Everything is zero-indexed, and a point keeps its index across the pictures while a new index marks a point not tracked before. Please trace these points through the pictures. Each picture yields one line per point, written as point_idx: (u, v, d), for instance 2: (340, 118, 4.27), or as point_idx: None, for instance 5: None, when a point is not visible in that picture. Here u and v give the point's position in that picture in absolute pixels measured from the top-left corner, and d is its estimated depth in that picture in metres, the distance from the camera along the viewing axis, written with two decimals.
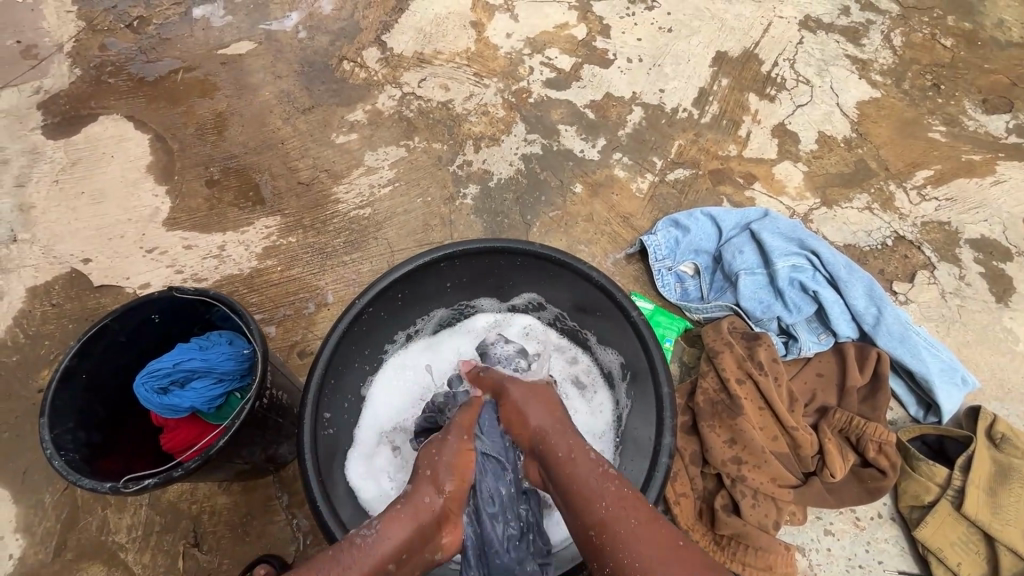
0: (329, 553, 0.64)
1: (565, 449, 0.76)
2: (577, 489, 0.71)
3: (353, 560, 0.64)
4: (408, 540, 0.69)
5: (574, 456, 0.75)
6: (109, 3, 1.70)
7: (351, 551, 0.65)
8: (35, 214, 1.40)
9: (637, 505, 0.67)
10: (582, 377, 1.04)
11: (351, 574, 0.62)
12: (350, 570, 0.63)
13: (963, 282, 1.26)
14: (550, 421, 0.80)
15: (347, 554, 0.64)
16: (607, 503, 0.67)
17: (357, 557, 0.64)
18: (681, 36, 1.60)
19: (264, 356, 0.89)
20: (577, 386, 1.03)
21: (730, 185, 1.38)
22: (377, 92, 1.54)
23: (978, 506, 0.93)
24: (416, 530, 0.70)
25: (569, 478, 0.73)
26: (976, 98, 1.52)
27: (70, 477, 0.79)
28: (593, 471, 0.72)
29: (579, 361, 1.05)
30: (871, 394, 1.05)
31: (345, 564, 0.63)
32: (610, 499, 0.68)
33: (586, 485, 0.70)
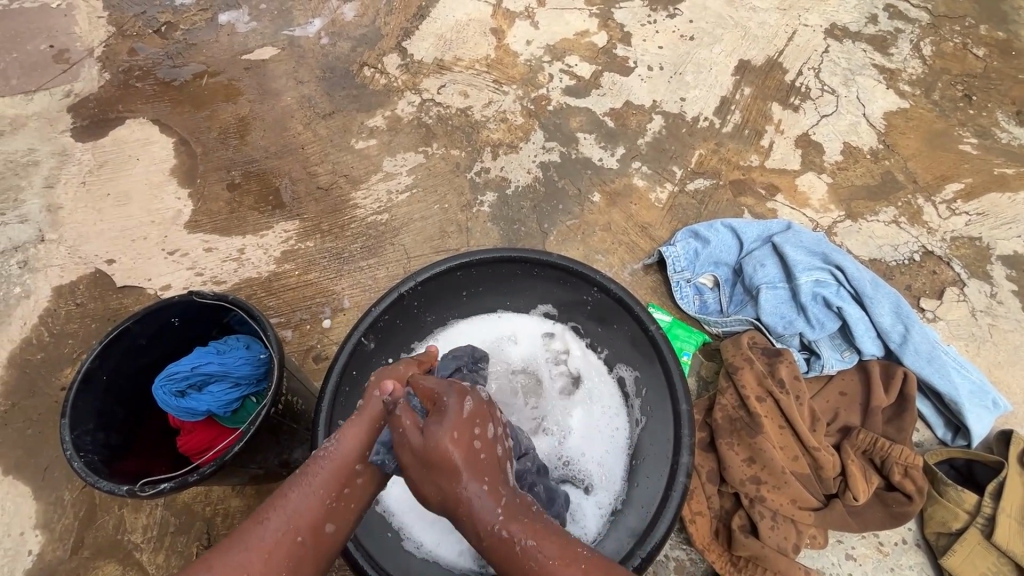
0: (298, 473, 0.65)
1: (477, 511, 0.60)
2: (502, 563, 0.59)
3: (321, 471, 0.65)
4: (370, 444, 0.68)
5: (489, 510, 0.60)
6: (138, 9, 1.74)
7: (318, 465, 0.66)
8: (62, 214, 1.43)
9: (573, 575, 0.57)
10: (605, 395, 1.00)
11: (318, 492, 0.64)
12: (316, 489, 0.64)
13: (995, 300, 1.21)
14: (463, 471, 0.60)
15: (311, 474, 0.65)
16: (540, 563, 0.58)
17: (322, 470, 0.66)
18: (703, 44, 1.58)
19: (280, 361, 0.90)
20: (598, 404, 0.99)
21: (751, 196, 1.35)
22: (397, 98, 1.54)
23: (1009, 534, 0.90)
24: (377, 431, 0.69)
25: (488, 548, 0.60)
26: (1009, 109, 1.47)
27: (88, 479, 0.80)
28: (518, 544, 0.59)
29: (603, 378, 1.01)
30: (897, 415, 1.01)
31: (309, 484, 0.65)
32: (538, 570, 0.58)
33: (510, 555, 0.59)
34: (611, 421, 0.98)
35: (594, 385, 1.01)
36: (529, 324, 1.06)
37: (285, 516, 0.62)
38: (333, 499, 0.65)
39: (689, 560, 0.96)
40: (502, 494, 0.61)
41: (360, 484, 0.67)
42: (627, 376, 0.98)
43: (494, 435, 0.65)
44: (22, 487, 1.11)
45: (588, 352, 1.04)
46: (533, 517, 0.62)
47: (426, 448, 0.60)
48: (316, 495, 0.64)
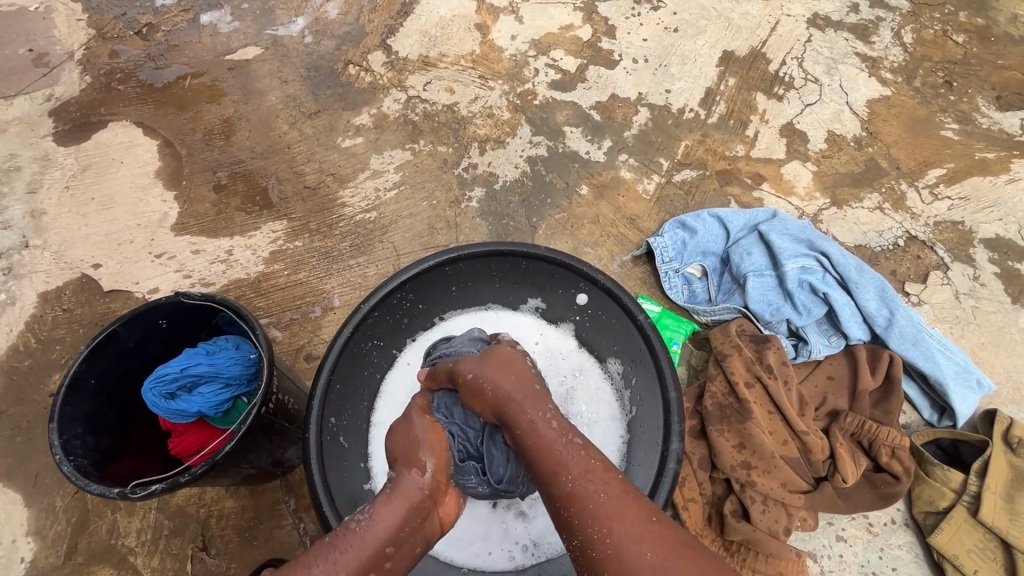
0: (327, 546, 0.64)
1: (527, 406, 0.72)
2: (538, 453, 0.68)
3: (348, 549, 0.64)
4: (401, 525, 0.67)
5: (537, 413, 0.71)
6: (119, 11, 1.72)
7: (347, 540, 0.65)
8: (46, 220, 1.41)
9: (609, 481, 0.63)
10: (596, 404, 0.97)
11: (345, 571, 0.62)
12: (341, 567, 0.63)
13: (978, 283, 1.23)
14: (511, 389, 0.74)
15: (339, 550, 0.64)
16: (578, 463, 0.65)
17: (350, 547, 0.64)
18: (686, 36, 1.59)
19: (270, 360, 0.89)
20: (587, 414, 0.97)
21: (737, 186, 1.36)
22: (382, 95, 1.54)
23: (995, 512, 0.91)
24: (410, 514, 0.69)
25: (535, 442, 0.69)
26: (989, 95, 1.49)
27: (79, 483, 0.79)
28: (560, 440, 0.68)
29: (601, 388, 0.98)
30: (884, 397, 1.03)
31: (336, 561, 0.63)
32: (575, 474, 0.64)
33: (550, 448, 0.67)
34: (601, 431, 0.95)
35: (586, 395, 0.98)
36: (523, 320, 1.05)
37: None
38: None
39: None
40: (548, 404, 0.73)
41: (386, 568, 0.65)
42: (621, 379, 0.96)
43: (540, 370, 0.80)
44: (13, 495, 1.10)
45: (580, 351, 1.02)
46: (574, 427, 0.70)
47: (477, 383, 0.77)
48: (340, 575, 0.62)
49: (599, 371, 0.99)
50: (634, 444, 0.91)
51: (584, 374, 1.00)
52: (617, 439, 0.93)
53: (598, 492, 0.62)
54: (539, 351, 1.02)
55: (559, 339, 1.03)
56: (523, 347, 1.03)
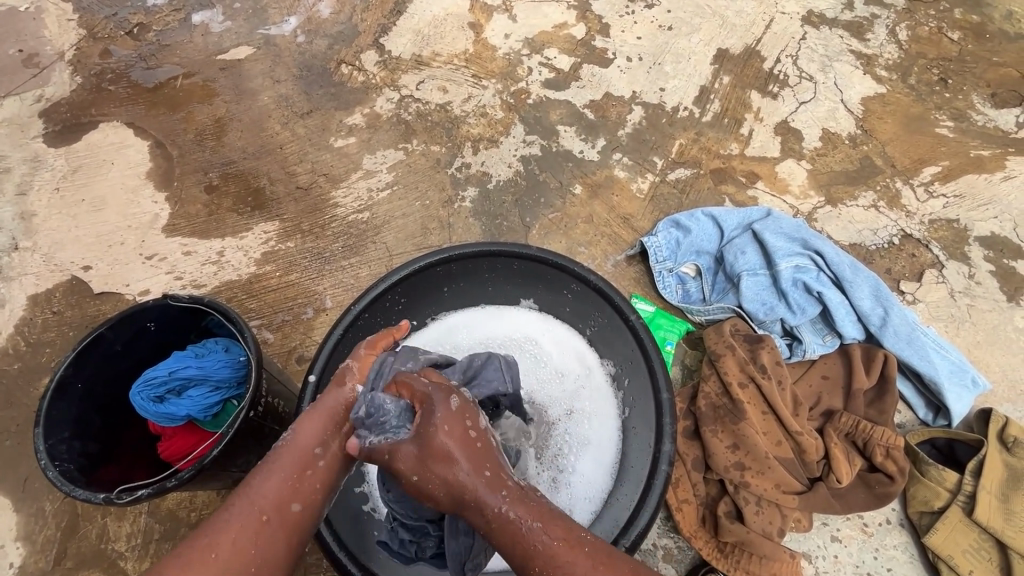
0: (260, 463, 0.68)
1: (484, 495, 0.61)
2: (506, 545, 0.60)
3: (280, 461, 0.68)
4: (326, 431, 0.71)
5: (493, 498, 0.61)
6: (109, 11, 1.71)
7: (276, 454, 0.69)
8: (36, 222, 1.40)
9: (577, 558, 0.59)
10: (596, 401, 0.96)
11: (278, 475, 0.66)
12: (277, 473, 0.67)
13: (973, 281, 1.23)
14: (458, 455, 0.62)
15: (271, 461, 0.68)
16: (545, 544, 0.59)
17: (281, 456, 0.69)
18: (681, 34, 1.58)
19: (258, 363, 0.89)
20: (589, 409, 0.96)
21: (731, 184, 1.36)
22: (375, 95, 1.53)
23: (990, 512, 0.91)
24: (334, 423, 0.72)
25: (495, 530, 0.60)
26: (984, 92, 1.49)
27: (64, 488, 0.78)
28: (525, 523, 0.60)
29: (601, 385, 0.97)
30: (878, 397, 1.02)
31: (272, 471, 0.67)
32: (543, 561, 0.59)
33: (516, 538, 0.60)
34: (600, 427, 0.94)
35: (585, 390, 0.97)
36: (522, 316, 1.04)
37: (249, 500, 0.64)
38: (294, 481, 0.67)
39: (677, 548, 0.97)
40: (503, 484, 0.62)
41: (321, 468, 0.69)
42: (615, 379, 0.96)
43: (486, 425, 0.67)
44: (2, 499, 1.09)
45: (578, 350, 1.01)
46: (535, 501, 0.62)
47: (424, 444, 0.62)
48: (276, 477, 0.66)
49: (597, 369, 0.98)
50: (628, 444, 0.90)
51: (586, 371, 0.99)
52: (614, 438, 0.92)
53: (567, 570, 0.58)
54: (544, 346, 1.02)
55: (558, 336, 1.02)
56: (528, 342, 1.02)
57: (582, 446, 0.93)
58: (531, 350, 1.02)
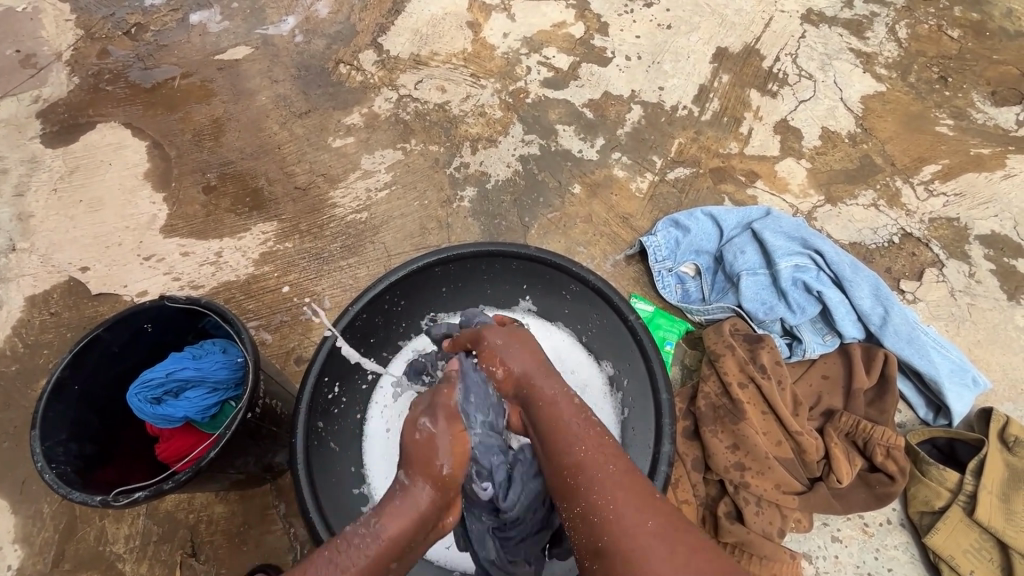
0: (324, 554, 0.59)
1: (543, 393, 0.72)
2: (547, 429, 0.68)
3: (350, 560, 0.58)
4: (410, 536, 0.62)
5: (551, 386, 0.72)
6: (107, 11, 1.70)
7: (347, 557, 0.59)
8: (33, 223, 1.40)
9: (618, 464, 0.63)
10: None
11: None
12: None
13: (973, 280, 1.22)
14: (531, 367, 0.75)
15: (338, 567, 0.58)
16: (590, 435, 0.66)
17: (352, 565, 0.58)
18: (680, 32, 1.57)
19: (256, 365, 0.88)
20: None
21: (731, 183, 1.35)
22: (373, 94, 1.53)
23: (991, 512, 0.90)
24: (420, 525, 0.62)
25: (544, 412, 0.70)
26: (984, 90, 1.48)
27: (61, 490, 0.78)
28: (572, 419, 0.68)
29: (599, 395, 0.94)
30: (879, 396, 1.02)
31: (337, 570, 0.58)
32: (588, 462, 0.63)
33: (558, 422, 0.68)
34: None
35: None
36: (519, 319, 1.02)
37: None
38: None
39: None
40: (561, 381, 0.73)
41: (391, 575, 0.61)
42: (614, 382, 0.94)
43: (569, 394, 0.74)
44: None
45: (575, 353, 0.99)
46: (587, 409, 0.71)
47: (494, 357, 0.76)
48: None
49: (596, 375, 0.96)
50: (626, 449, 0.89)
51: (583, 382, 0.96)
52: None
53: (603, 465, 0.63)
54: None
55: (556, 343, 1.00)
56: None
57: None
58: None
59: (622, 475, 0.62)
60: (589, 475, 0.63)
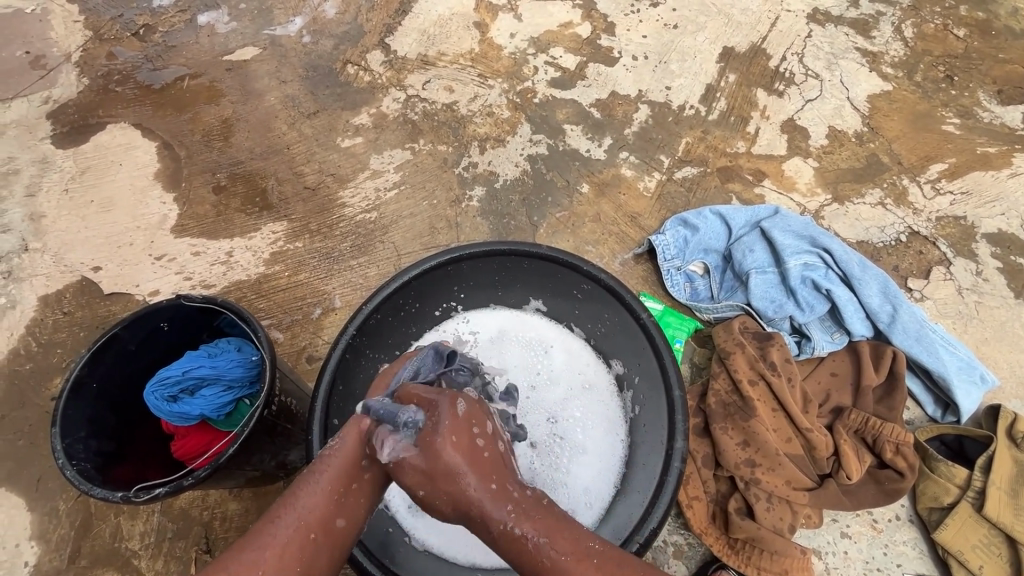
0: (305, 473, 0.62)
1: (491, 510, 0.57)
2: (514, 558, 0.57)
3: (328, 467, 0.62)
4: (375, 440, 0.65)
5: (500, 512, 0.57)
6: (115, 12, 1.71)
7: (324, 461, 0.63)
8: (45, 223, 1.41)
9: (588, 574, 0.56)
10: (597, 410, 0.97)
11: (322, 491, 0.61)
12: (322, 484, 0.61)
13: (980, 278, 1.23)
14: (470, 474, 0.58)
15: (319, 473, 0.62)
16: (552, 560, 0.56)
17: (330, 467, 0.62)
18: (686, 32, 1.58)
19: (272, 363, 0.89)
20: (576, 420, 0.97)
21: (739, 182, 1.36)
22: (382, 95, 1.53)
23: (999, 507, 0.91)
24: None
25: (502, 545, 0.57)
26: (990, 89, 1.49)
27: (82, 487, 0.79)
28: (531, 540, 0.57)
29: (605, 393, 0.98)
30: (887, 394, 1.03)
31: (318, 478, 0.62)
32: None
33: (524, 555, 0.57)
34: (603, 433, 0.95)
35: (582, 398, 0.98)
36: (530, 320, 1.06)
37: (295, 515, 0.59)
38: (340, 494, 0.61)
39: (688, 545, 0.97)
40: (511, 495, 0.59)
41: (367, 479, 0.63)
42: (622, 381, 0.97)
43: (493, 430, 0.64)
44: (15, 499, 1.10)
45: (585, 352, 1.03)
46: (546, 509, 0.60)
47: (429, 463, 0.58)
48: (322, 492, 0.61)
49: (603, 375, 1.00)
50: (637, 444, 0.91)
51: (590, 380, 1.00)
52: (620, 441, 0.93)
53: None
54: (552, 355, 1.03)
55: (565, 343, 1.04)
56: (530, 347, 1.04)
57: (581, 451, 0.94)
58: (534, 356, 1.03)
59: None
60: None
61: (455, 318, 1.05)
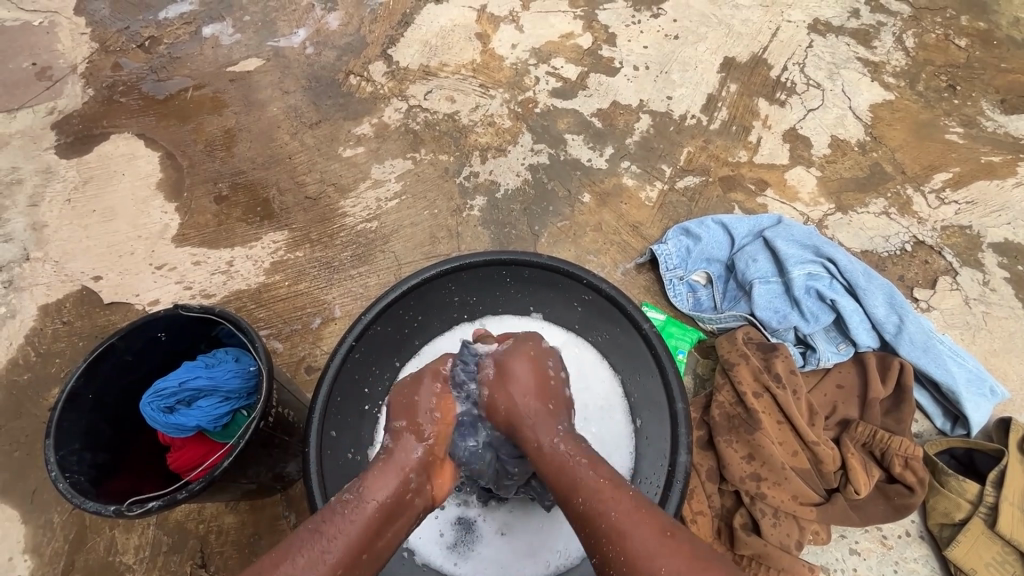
0: (315, 527, 0.60)
1: (540, 429, 0.69)
2: (553, 475, 0.66)
3: (341, 528, 0.60)
4: (398, 494, 0.65)
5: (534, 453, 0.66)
6: (121, 24, 1.73)
7: (336, 524, 0.60)
8: (47, 233, 1.41)
9: (620, 497, 0.61)
10: (604, 422, 0.93)
11: (335, 548, 0.59)
12: (335, 543, 0.59)
13: (988, 288, 1.21)
14: (531, 394, 0.72)
15: (329, 531, 0.60)
16: (592, 478, 0.63)
17: (342, 526, 0.60)
18: (687, 42, 1.58)
19: (269, 373, 0.88)
20: (590, 431, 0.92)
21: (741, 192, 1.35)
22: (383, 105, 1.54)
23: (1012, 523, 0.89)
24: (399, 489, 0.65)
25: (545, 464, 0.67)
26: (993, 98, 1.48)
27: (74, 500, 0.77)
28: (575, 459, 0.66)
29: (611, 403, 0.94)
30: (895, 406, 1.01)
31: (325, 544, 0.59)
32: (586, 495, 0.62)
33: (565, 471, 0.65)
34: (609, 445, 0.91)
35: (592, 407, 0.94)
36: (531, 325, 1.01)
37: (300, 570, 0.56)
38: (352, 560, 0.59)
39: None
40: (561, 425, 0.71)
41: (386, 540, 0.63)
42: (628, 392, 0.93)
43: (561, 378, 0.77)
44: (10, 511, 1.08)
45: (591, 359, 0.97)
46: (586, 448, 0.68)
47: (506, 368, 0.74)
48: (335, 552, 0.59)
49: (608, 384, 0.95)
50: (642, 458, 0.87)
51: (596, 389, 0.95)
52: (626, 455, 0.89)
53: (611, 503, 0.60)
54: (558, 361, 0.98)
55: (573, 350, 0.98)
56: None
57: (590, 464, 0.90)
58: None
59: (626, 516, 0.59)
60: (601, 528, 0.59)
61: (459, 326, 1.00)
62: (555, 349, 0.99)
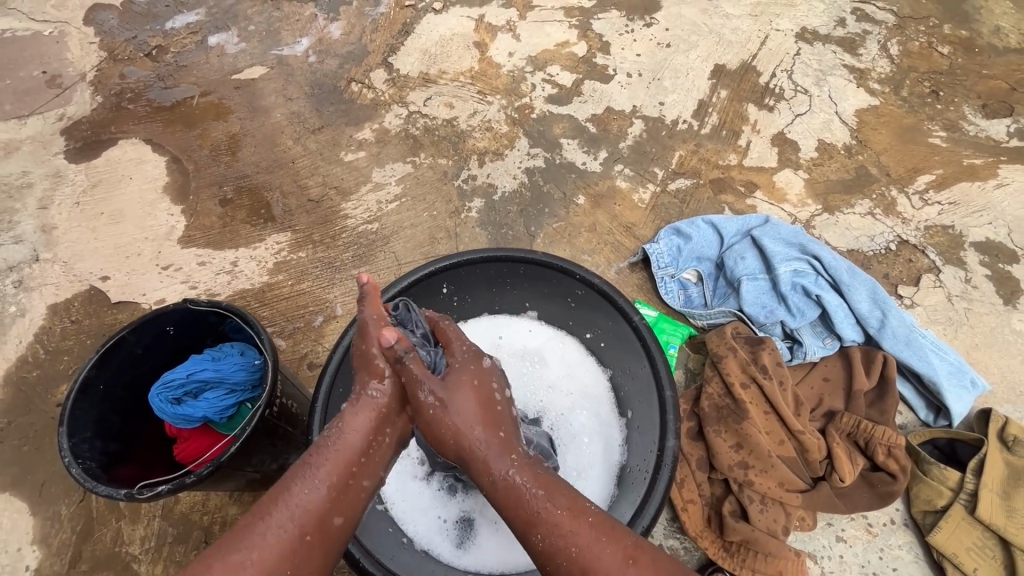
0: (303, 463, 0.65)
1: (493, 460, 0.67)
2: (510, 506, 0.64)
3: (325, 462, 0.65)
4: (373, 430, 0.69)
5: (502, 461, 0.67)
6: (130, 34, 1.78)
7: (322, 454, 0.66)
8: (56, 234, 1.45)
9: (580, 528, 0.61)
10: (595, 415, 0.99)
11: (321, 484, 0.64)
12: (322, 479, 0.64)
13: (970, 285, 1.25)
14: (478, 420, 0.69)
15: (315, 467, 0.65)
16: (548, 513, 0.62)
17: (327, 460, 0.66)
18: (679, 50, 1.63)
19: (274, 365, 0.91)
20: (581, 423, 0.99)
21: (731, 194, 1.39)
22: (384, 111, 1.59)
23: (991, 509, 0.92)
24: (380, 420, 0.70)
25: (500, 494, 0.65)
26: (975, 103, 1.53)
27: (87, 485, 0.81)
28: (531, 489, 0.64)
29: (601, 398, 1.00)
30: (879, 397, 1.04)
31: (315, 476, 0.64)
32: (545, 529, 0.62)
33: (522, 502, 0.64)
34: (599, 437, 0.97)
35: (583, 402, 1.00)
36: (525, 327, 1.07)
37: (291, 513, 0.62)
38: (337, 491, 0.64)
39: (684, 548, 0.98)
40: (513, 452, 0.68)
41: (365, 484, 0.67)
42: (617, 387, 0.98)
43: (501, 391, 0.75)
44: (19, 503, 1.11)
45: (580, 357, 1.03)
46: (542, 471, 0.67)
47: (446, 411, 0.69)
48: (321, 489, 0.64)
49: (598, 380, 1.01)
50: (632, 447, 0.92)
51: (587, 385, 1.01)
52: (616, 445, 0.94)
53: (568, 545, 0.60)
54: (550, 359, 1.04)
55: (564, 349, 1.05)
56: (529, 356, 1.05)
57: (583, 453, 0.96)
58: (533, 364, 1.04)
59: (586, 548, 0.60)
60: (558, 562, 0.60)
61: None
62: (547, 349, 1.05)
